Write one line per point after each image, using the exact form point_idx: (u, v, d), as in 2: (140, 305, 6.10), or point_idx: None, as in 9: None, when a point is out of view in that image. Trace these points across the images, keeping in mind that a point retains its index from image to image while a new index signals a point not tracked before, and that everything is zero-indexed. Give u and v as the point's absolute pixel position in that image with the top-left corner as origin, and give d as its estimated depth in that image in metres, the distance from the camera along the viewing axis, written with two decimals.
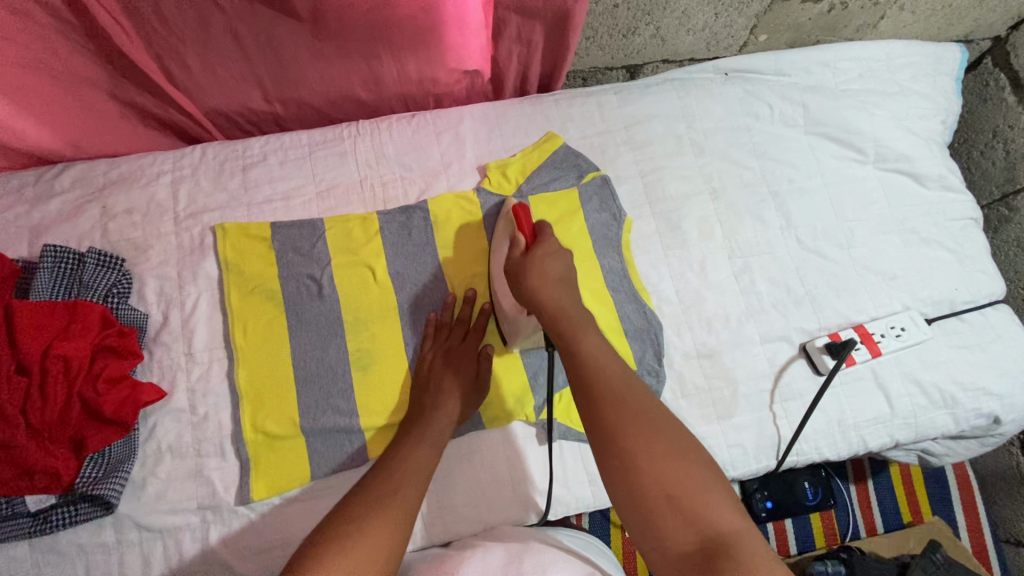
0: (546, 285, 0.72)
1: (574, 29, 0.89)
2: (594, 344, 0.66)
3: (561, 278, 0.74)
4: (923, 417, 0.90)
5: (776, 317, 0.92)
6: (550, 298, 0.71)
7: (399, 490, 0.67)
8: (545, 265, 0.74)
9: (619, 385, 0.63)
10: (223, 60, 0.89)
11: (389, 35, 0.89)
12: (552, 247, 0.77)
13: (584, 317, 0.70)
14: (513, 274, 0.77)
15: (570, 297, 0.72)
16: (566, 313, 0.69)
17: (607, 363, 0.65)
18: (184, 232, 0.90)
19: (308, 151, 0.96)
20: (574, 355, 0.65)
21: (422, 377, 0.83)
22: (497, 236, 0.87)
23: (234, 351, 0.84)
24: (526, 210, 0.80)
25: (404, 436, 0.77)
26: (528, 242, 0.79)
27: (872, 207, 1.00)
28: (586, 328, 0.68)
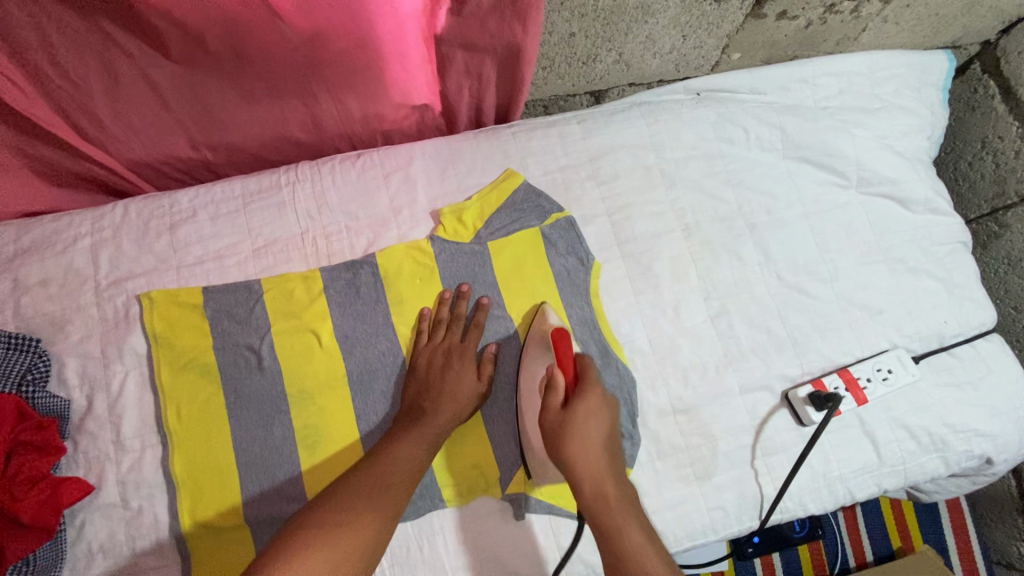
0: (587, 457, 0.67)
1: (527, 63, 0.80)
2: (637, 541, 0.61)
3: (603, 444, 0.69)
4: (912, 464, 0.85)
5: (756, 365, 0.86)
6: (590, 473, 0.66)
7: (391, 489, 0.68)
8: (587, 429, 0.69)
9: (656, 569, 0.58)
10: (137, 108, 0.80)
11: (322, 72, 0.80)
12: (594, 405, 0.71)
13: (625, 497, 0.65)
14: (549, 434, 0.71)
15: (613, 469, 0.68)
16: (607, 491, 0.65)
17: (633, 539, 0.61)
18: (106, 303, 0.82)
19: (243, 203, 0.87)
20: (607, 531, 0.62)
21: (420, 377, 0.79)
22: (530, 353, 0.81)
23: (167, 435, 0.77)
24: (564, 337, 0.76)
25: (403, 428, 0.74)
26: (568, 386, 0.73)
27: (856, 235, 0.94)
28: (628, 515, 0.63)
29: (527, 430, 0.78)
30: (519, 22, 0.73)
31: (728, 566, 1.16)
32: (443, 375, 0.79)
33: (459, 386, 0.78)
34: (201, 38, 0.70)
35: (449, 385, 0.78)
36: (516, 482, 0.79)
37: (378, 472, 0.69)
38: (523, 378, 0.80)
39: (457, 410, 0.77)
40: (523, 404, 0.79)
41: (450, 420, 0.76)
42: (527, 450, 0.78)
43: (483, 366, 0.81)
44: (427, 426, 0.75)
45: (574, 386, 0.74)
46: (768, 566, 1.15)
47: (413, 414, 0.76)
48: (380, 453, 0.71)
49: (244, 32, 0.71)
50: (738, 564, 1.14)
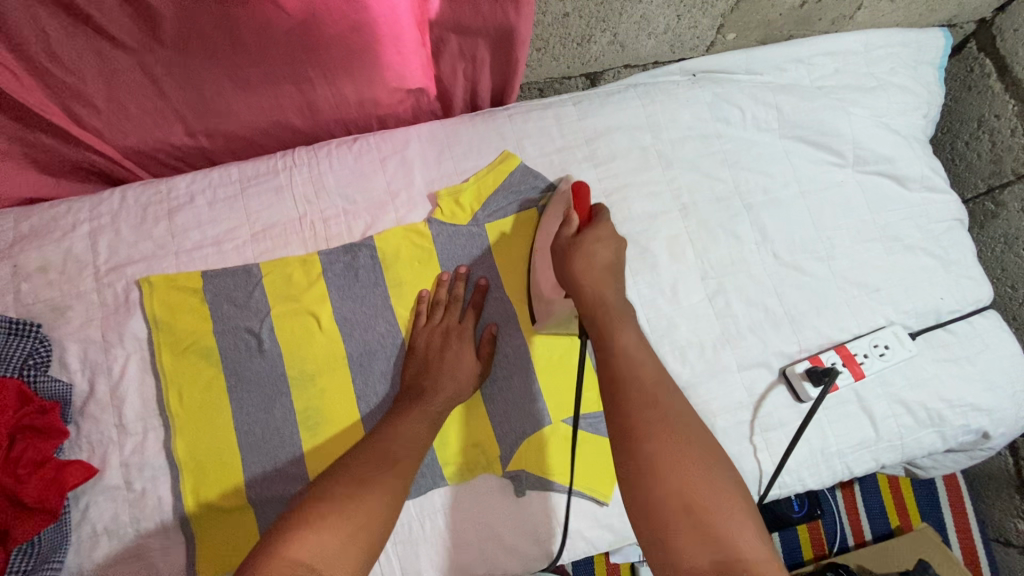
0: (591, 275, 0.68)
1: (521, 45, 0.80)
2: (631, 342, 0.64)
3: (608, 267, 0.70)
4: (909, 439, 0.86)
5: (754, 343, 0.87)
6: (593, 286, 0.68)
7: (396, 463, 0.67)
8: (595, 251, 0.70)
9: (649, 379, 0.60)
10: (132, 94, 0.80)
11: (316, 55, 0.80)
12: (605, 233, 0.72)
13: (623, 308, 0.67)
14: (560, 254, 0.73)
15: (615, 286, 0.69)
16: (606, 300, 0.67)
17: (643, 363, 0.62)
18: (106, 289, 0.82)
19: (240, 188, 0.88)
20: (606, 343, 0.64)
21: (420, 358, 0.80)
22: (549, 214, 0.83)
23: (170, 418, 0.78)
24: (583, 188, 0.71)
25: (404, 408, 0.75)
26: (580, 224, 0.74)
27: (853, 214, 0.94)
28: (625, 321, 0.65)
29: (536, 274, 0.81)
30: (512, 5, 0.73)
31: None
32: (443, 354, 0.79)
33: (459, 366, 0.79)
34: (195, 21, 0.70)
35: (449, 364, 0.78)
36: (516, 460, 0.79)
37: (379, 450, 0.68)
38: (540, 235, 0.83)
39: (458, 388, 0.78)
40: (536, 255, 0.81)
41: (451, 398, 0.77)
42: (535, 295, 0.81)
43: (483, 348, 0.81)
44: (428, 403, 0.75)
45: (589, 221, 0.74)
46: None
47: (414, 394, 0.76)
48: (382, 432, 0.71)
49: (237, 15, 0.71)
50: None
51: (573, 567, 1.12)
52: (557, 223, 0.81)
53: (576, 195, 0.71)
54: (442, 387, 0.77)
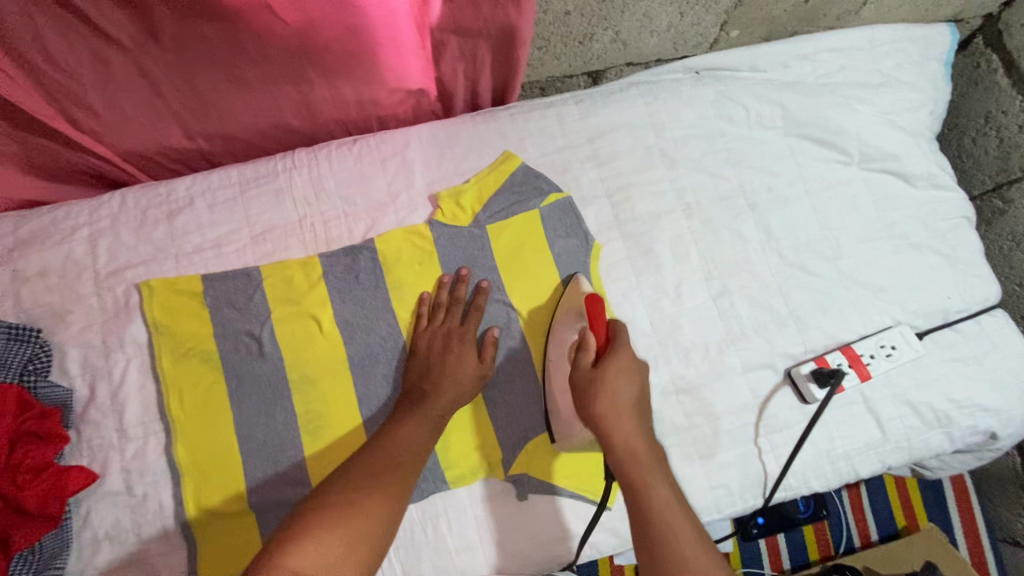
0: (617, 419, 0.68)
1: (522, 44, 0.79)
2: (664, 498, 0.65)
3: (633, 406, 0.70)
4: (916, 440, 0.85)
5: (759, 343, 0.86)
6: (621, 436, 0.68)
7: (400, 466, 0.68)
8: (617, 387, 0.70)
9: (681, 533, 0.63)
10: (130, 97, 0.79)
11: (316, 57, 0.79)
12: (626, 364, 0.71)
13: (654, 457, 0.68)
14: (579, 388, 0.72)
15: (641, 431, 0.69)
16: (636, 449, 0.67)
17: (659, 493, 0.65)
18: (106, 293, 0.82)
19: (240, 190, 0.87)
20: (639, 501, 0.65)
21: (421, 361, 0.79)
22: (561, 319, 0.81)
23: (170, 423, 0.77)
24: (598, 300, 0.74)
25: (407, 409, 0.75)
26: (599, 349, 0.73)
27: (858, 212, 0.93)
28: (655, 472, 0.66)
29: (552, 394, 0.78)
30: (512, 3, 0.72)
31: (733, 549, 1.16)
32: (443, 357, 0.78)
33: (460, 368, 0.77)
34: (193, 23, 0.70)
35: (451, 366, 0.77)
36: (519, 462, 0.79)
37: (383, 453, 0.69)
38: (554, 341, 0.80)
39: (460, 390, 0.77)
40: (551, 369, 0.79)
41: (452, 401, 0.76)
42: (552, 415, 0.77)
43: (484, 351, 0.80)
44: (429, 406, 0.75)
45: (607, 346, 0.73)
46: (773, 548, 1.15)
47: (416, 397, 0.76)
48: (386, 433, 0.72)
49: (236, 17, 0.70)
50: (743, 546, 1.15)
51: (577, 568, 1.12)
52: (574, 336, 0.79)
53: (591, 308, 0.74)
54: (443, 391, 0.76)
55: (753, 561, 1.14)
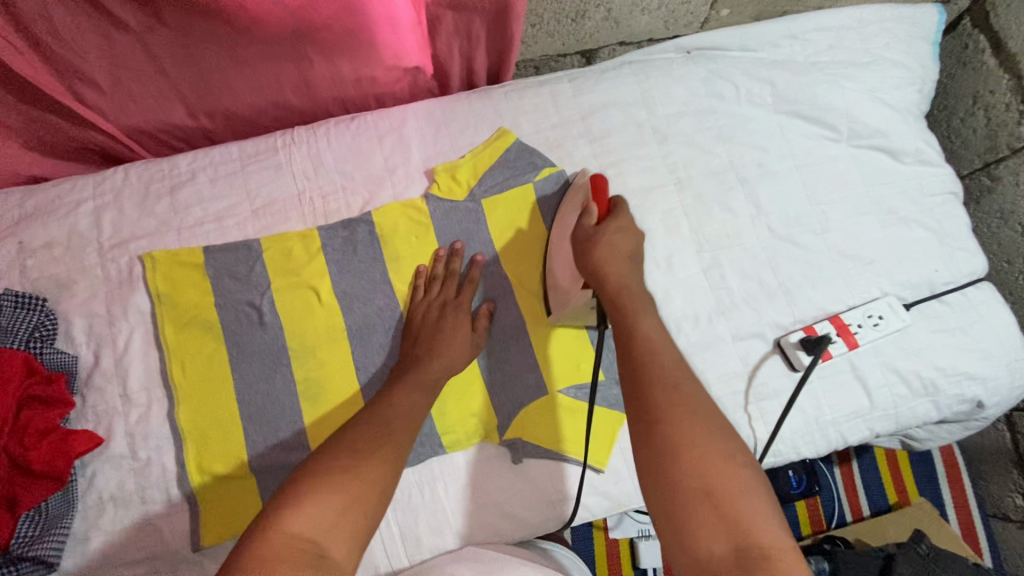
0: (613, 263, 0.70)
1: (516, 19, 0.81)
2: (651, 329, 0.66)
3: (628, 258, 0.72)
4: (904, 408, 0.87)
5: (748, 313, 0.88)
6: (616, 274, 0.70)
7: (390, 435, 0.66)
8: (615, 241, 0.72)
9: (667, 364, 0.62)
10: (133, 73, 0.81)
11: (315, 35, 0.81)
12: (626, 224, 0.73)
13: (645, 297, 0.70)
14: (580, 242, 0.74)
15: (634, 275, 0.71)
16: (630, 287, 0.70)
17: (647, 326, 0.66)
18: (110, 264, 0.84)
19: (241, 165, 0.89)
20: (629, 332, 0.65)
21: (416, 329, 0.81)
22: (568, 206, 0.83)
23: (173, 389, 0.79)
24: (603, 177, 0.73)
25: (402, 375, 0.76)
26: (601, 215, 0.74)
27: (847, 187, 0.95)
28: (646, 308, 0.68)
29: (554, 260, 0.81)
30: None
31: None
32: (439, 326, 0.80)
33: (454, 338, 0.79)
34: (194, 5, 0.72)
35: (446, 335, 0.79)
36: (513, 428, 0.81)
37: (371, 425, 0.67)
38: (559, 229, 0.83)
39: (454, 358, 0.78)
40: (554, 247, 0.82)
41: (446, 367, 0.77)
42: (552, 286, 0.81)
43: (477, 322, 0.82)
44: (423, 371, 0.76)
45: (608, 212, 0.75)
46: None
47: (411, 363, 0.77)
48: (378, 405, 0.71)
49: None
50: None
51: (573, 540, 1.14)
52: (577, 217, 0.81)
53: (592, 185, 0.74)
54: (439, 355, 0.78)
55: None
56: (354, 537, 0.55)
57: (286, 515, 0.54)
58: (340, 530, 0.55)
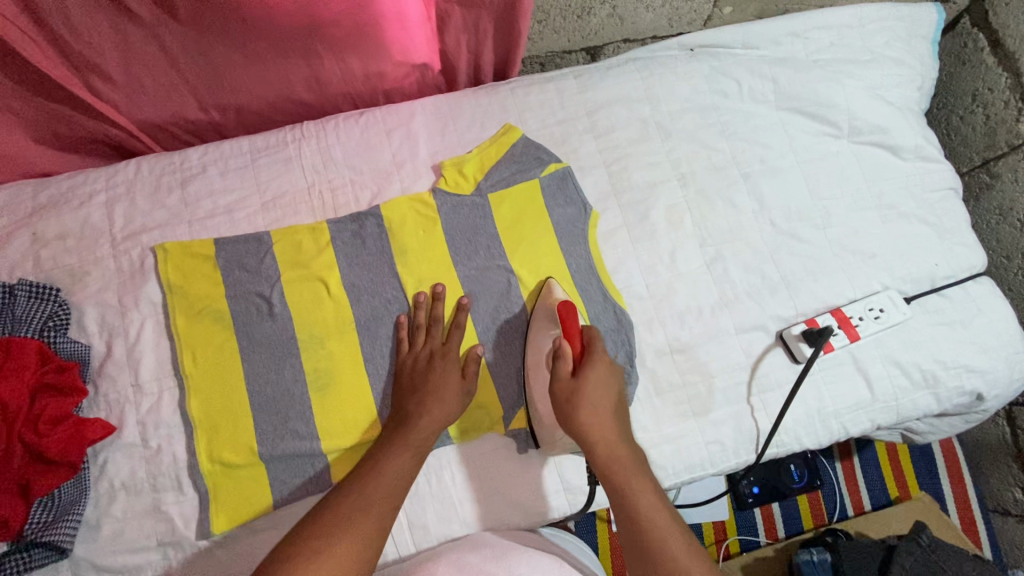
0: (598, 420, 0.71)
1: (523, 15, 0.82)
2: (650, 502, 0.67)
3: (612, 411, 0.73)
4: (905, 399, 0.88)
5: (751, 306, 0.89)
6: (604, 442, 0.70)
7: (371, 506, 0.67)
8: (595, 398, 0.72)
9: (664, 530, 0.65)
10: (147, 67, 0.83)
11: (325, 30, 0.83)
12: (603, 370, 0.74)
13: (637, 460, 0.70)
14: (559, 398, 0.73)
15: (620, 432, 0.72)
16: (620, 456, 0.70)
17: (647, 500, 0.67)
18: (122, 255, 0.85)
19: (251, 159, 0.90)
20: (625, 503, 0.67)
21: (404, 382, 0.79)
22: (537, 327, 0.82)
23: (184, 379, 0.80)
24: (570, 308, 0.76)
25: (390, 440, 0.75)
26: (574, 357, 0.75)
27: (848, 182, 0.96)
28: (644, 480, 0.68)
29: (535, 399, 0.79)
30: None
31: (728, 518, 1.18)
32: (428, 374, 0.79)
33: (446, 389, 0.78)
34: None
35: (435, 386, 0.78)
36: (520, 418, 0.82)
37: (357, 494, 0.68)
38: (531, 351, 0.81)
39: (444, 410, 0.77)
40: (530, 378, 0.80)
41: (438, 421, 0.76)
42: (536, 424, 0.79)
43: (468, 372, 0.80)
44: (412, 431, 0.75)
45: (583, 355, 0.75)
46: (768, 518, 1.18)
47: (398, 423, 0.76)
48: (367, 471, 0.71)
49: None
50: (738, 515, 1.17)
51: (577, 532, 1.15)
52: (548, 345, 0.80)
53: (564, 318, 0.76)
54: (431, 404, 0.77)
55: (749, 528, 1.16)
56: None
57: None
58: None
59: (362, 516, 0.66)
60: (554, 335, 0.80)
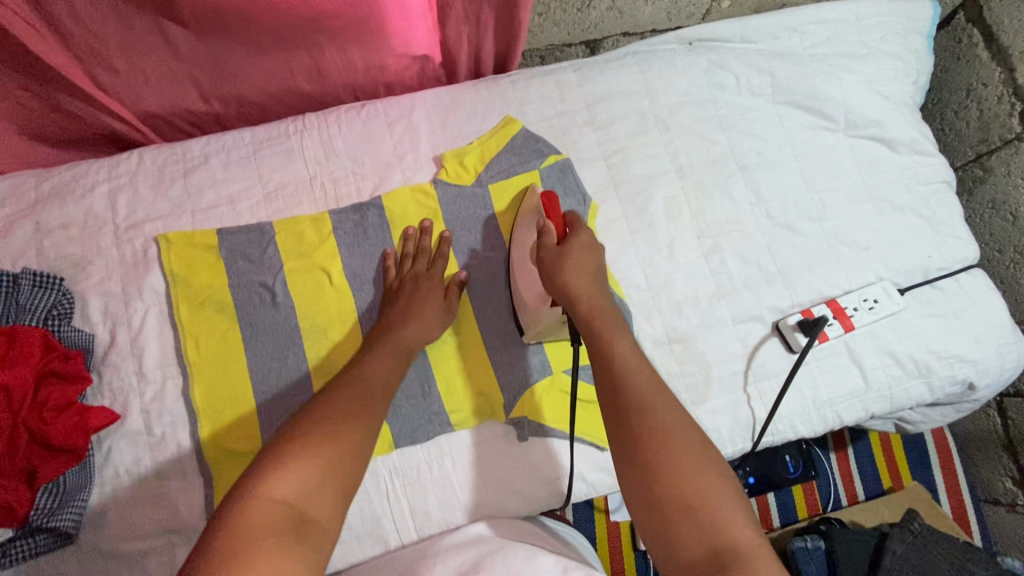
0: (580, 278, 0.74)
1: (523, 8, 0.82)
2: (626, 350, 0.67)
3: (592, 274, 0.75)
4: (898, 389, 0.89)
5: (747, 297, 0.90)
6: (584, 293, 0.73)
7: (365, 400, 0.68)
8: (579, 258, 0.76)
9: (643, 377, 0.64)
10: (150, 57, 0.83)
11: (327, 22, 0.83)
12: (587, 241, 0.77)
13: (615, 316, 0.72)
14: (545, 262, 0.76)
15: (600, 291, 0.74)
16: (600, 309, 0.72)
17: (622, 347, 0.68)
18: (124, 245, 0.85)
19: (253, 150, 0.91)
20: (603, 353, 0.67)
21: (390, 297, 0.83)
22: (521, 224, 0.85)
23: (188, 369, 0.81)
24: (554, 197, 0.80)
25: (374, 345, 0.77)
26: (559, 233, 0.79)
27: (843, 176, 0.97)
28: (618, 330, 0.69)
29: (518, 279, 0.82)
30: None
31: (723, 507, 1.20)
32: (412, 292, 0.82)
33: (429, 304, 0.81)
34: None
35: (418, 300, 0.81)
36: (520, 407, 0.82)
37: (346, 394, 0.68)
38: (516, 243, 0.84)
39: (426, 324, 0.80)
40: (516, 265, 0.83)
41: (422, 331, 0.79)
42: (520, 306, 0.81)
43: (450, 289, 0.84)
44: (397, 338, 0.78)
45: (567, 232, 0.80)
46: (764, 508, 1.19)
47: (382, 331, 0.79)
48: (353, 372, 0.72)
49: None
50: None
51: (576, 522, 1.16)
52: (534, 234, 0.83)
53: (547, 203, 0.79)
54: (415, 319, 0.80)
55: None
56: (334, 502, 0.57)
57: (262, 484, 0.55)
58: (319, 496, 0.56)
59: (354, 412, 0.66)
60: (539, 222, 0.83)
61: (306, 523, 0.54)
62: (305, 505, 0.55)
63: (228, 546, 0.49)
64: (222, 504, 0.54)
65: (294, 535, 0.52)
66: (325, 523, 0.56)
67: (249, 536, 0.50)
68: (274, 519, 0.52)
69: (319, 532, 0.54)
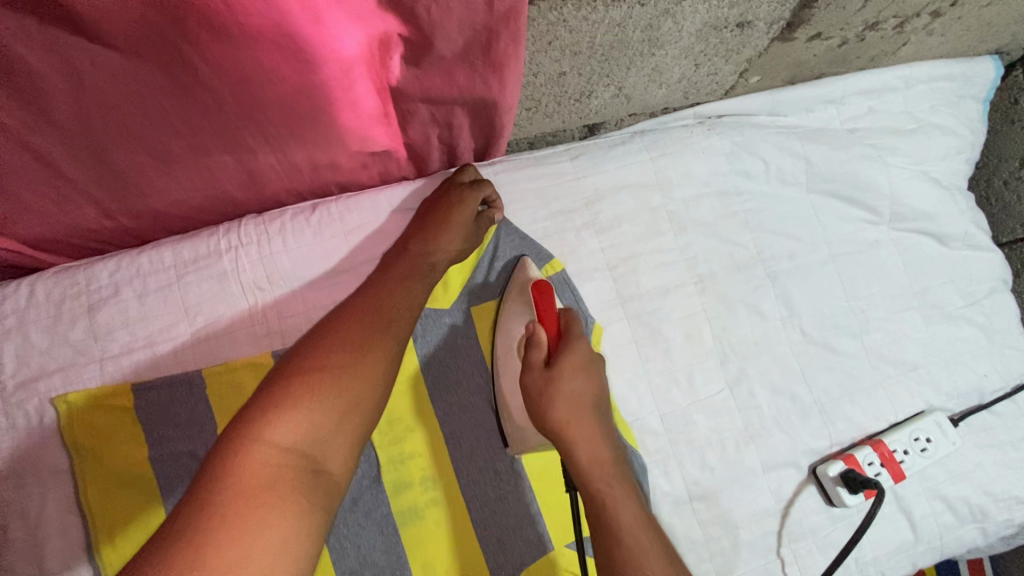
0: (576, 420, 0.64)
1: (506, 112, 0.67)
2: (631, 515, 0.61)
3: (589, 401, 0.65)
4: (950, 538, 0.77)
5: (780, 439, 0.77)
6: (590, 456, 0.63)
7: (388, 322, 0.62)
8: (570, 385, 0.65)
9: None
10: (25, 180, 0.62)
11: (257, 121, 0.63)
12: (582, 357, 0.66)
13: (620, 472, 0.64)
14: (530, 386, 0.65)
15: (599, 425, 0.65)
16: (610, 493, 0.62)
17: (627, 513, 0.61)
18: (15, 409, 0.68)
19: (176, 275, 0.73)
20: (608, 535, 0.60)
21: (422, 208, 0.73)
22: (508, 311, 0.72)
23: (100, 567, 0.65)
24: (548, 298, 0.68)
25: (393, 262, 0.68)
26: (552, 343, 0.67)
27: (889, 279, 0.83)
28: (625, 493, 0.62)
29: (503, 393, 0.71)
30: (495, 75, 0.60)
31: None
32: (441, 210, 0.71)
33: (458, 217, 0.71)
34: (93, 73, 0.54)
35: (445, 216, 0.70)
36: None
37: (354, 321, 0.60)
38: (500, 342, 0.72)
39: (450, 241, 0.70)
40: (500, 367, 0.71)
41: (449, 251, 0.70)
42: (504, 419, 0.71)
43: (484, 215, 0.74)
44: (421, 254, 0.69)
45: (559, 340, 0.68)
46: None
47: (400, 248, 0.69)
48: (373, 283, 0.65)
49: (150, 62, 0.54)
50: None
51: None
52: (522, 329, 0.71)
53: (539, 295, 0.68)
54: (448, 234, 0.70)
55: None
56: (347, 451, 0.54)
57: (268, 430, 0.51)
58: (331, 443, 0.53)
59: (365, 343, 0.59)
60: (529, 320, 0.70)
61: (320, 471, 0.52)
62: (316, 453, 0.52)
63: (235, 494, 0.47)
64: (230, 432, 0.51)
65: (305, 486, 0.50)
66: (336, 471, 0.54)
67: (255, 488, 0.48)
68: (283, 469, 0.50)
69: (330, 480, 0.53)
